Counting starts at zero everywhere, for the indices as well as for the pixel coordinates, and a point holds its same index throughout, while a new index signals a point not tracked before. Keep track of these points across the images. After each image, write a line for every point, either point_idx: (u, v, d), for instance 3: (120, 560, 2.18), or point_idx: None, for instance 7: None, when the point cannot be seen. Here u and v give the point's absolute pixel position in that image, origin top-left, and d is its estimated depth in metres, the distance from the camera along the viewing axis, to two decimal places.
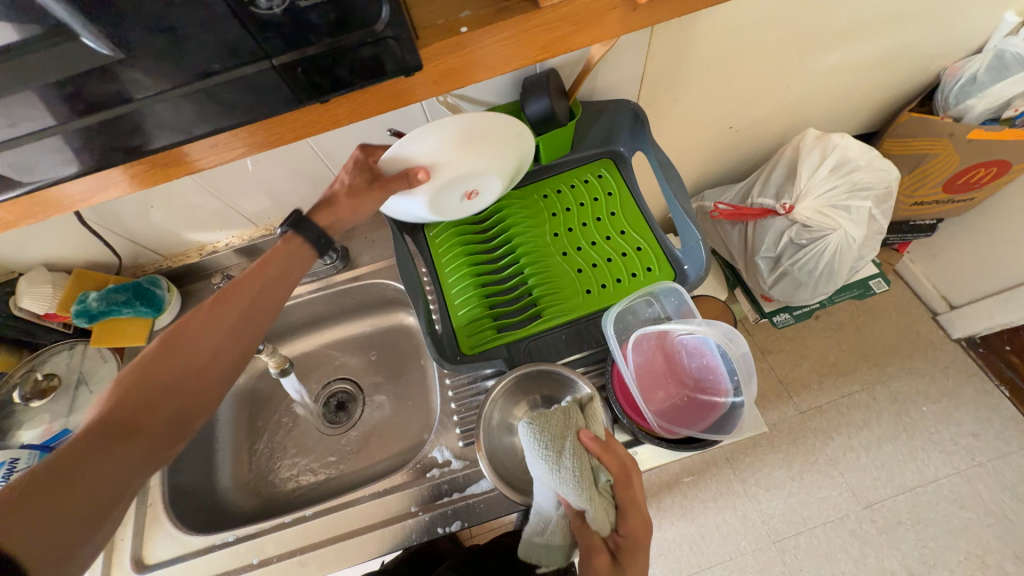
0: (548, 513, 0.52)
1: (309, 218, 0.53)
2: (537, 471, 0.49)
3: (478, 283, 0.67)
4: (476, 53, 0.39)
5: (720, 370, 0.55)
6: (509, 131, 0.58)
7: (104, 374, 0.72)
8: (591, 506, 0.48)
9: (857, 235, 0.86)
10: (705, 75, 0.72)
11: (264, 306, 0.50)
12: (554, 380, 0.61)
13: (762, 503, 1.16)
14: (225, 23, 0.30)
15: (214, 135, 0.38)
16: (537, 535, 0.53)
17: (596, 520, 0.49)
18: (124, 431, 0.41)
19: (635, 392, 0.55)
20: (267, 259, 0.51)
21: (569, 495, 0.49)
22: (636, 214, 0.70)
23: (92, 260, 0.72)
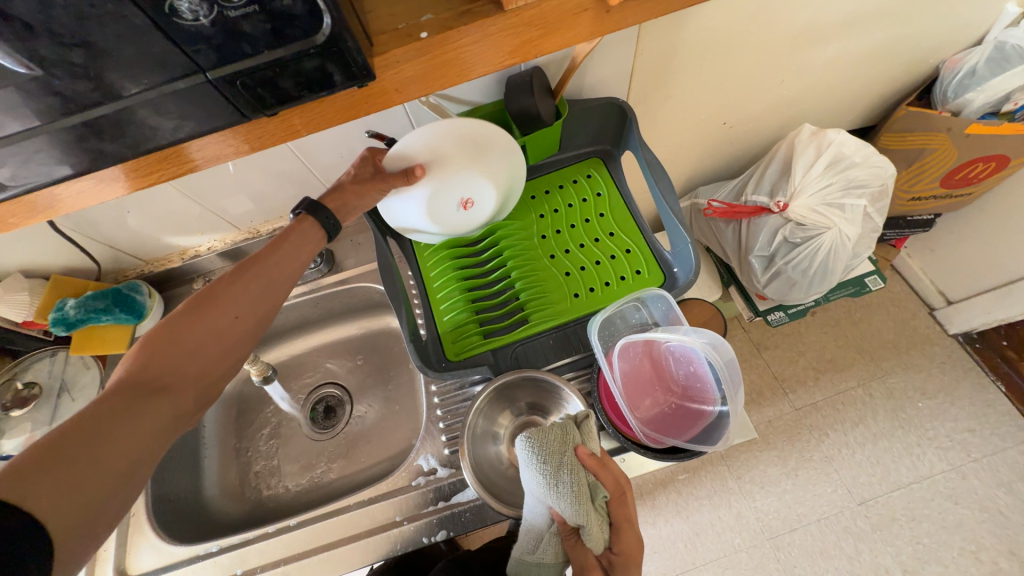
0: (541, 531, 0.50)
1: (323, 203, 0.51)
2: (534, 485, 0.48)
3: (464, 288, 0.66)
4: (436, 59, 0.37)
5: (707, 378, 0.54)
6: (503, 143, 0.59)
7: (87, 382, 0.71)
8: (587, 524, 0.47)
9: (852, 233, 0.84)
10: (694, 71, 0.70)
11: (285, 276, 0.48)
12: (542, 389, 0.61)
13: (757, 501, 1.16)
14: (148, 35, 0.28)
15: (164, 147, 0.36)
16: (527, 553, 0.51)
17: (592, 539, 0.47)
18: (146, 392, 0.39)
19: (619, 400, 0.54)
20: (288, 229, 0.50)
21: (566, 512, 0.47)
22: (625, 215, 0.68)
23: (69, 266, 0.71)
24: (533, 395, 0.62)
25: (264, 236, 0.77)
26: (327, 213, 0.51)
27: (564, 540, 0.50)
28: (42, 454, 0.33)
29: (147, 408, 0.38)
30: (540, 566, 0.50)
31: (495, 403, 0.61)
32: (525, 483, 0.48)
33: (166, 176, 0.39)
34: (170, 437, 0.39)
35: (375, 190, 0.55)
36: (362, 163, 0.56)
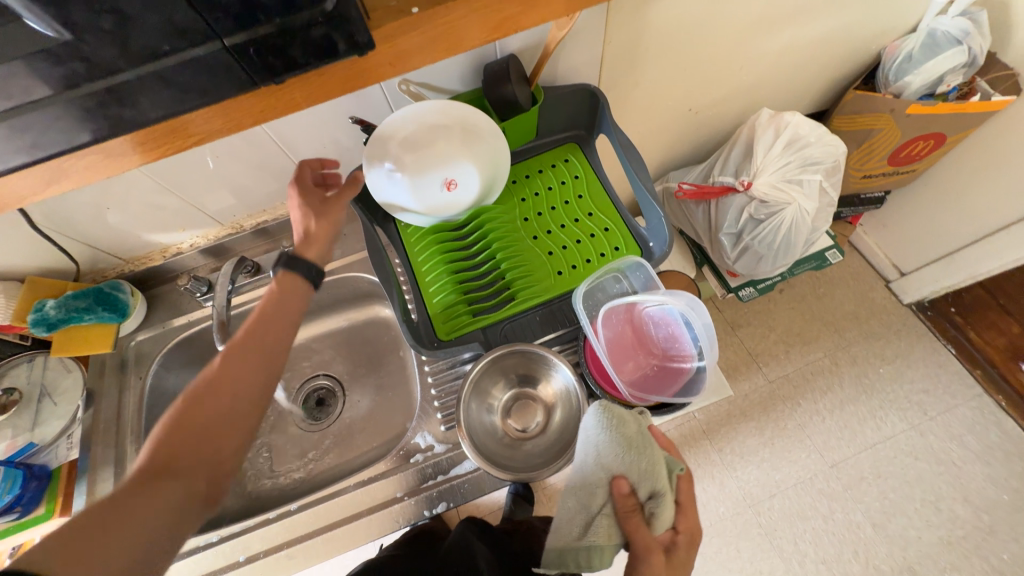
0: (600, 511, 0.53)
1: (302, 255, 0.51)
2: (608, 457, 0.53)
3: (452, 270, 0.68)
4: (427, 36, 0.40)
5: (684, 338, 0.58)
6: (488, 131, 0.62)
7: (69, 386, 0.70)
8: (659, 501, 0.52)
9: (811, 207, 0.90)
10: (661, 58, 0.74)
11: (281, 339, 0.48)
12: (534, 361, 0.63)
13: (737, 470, 1.22)
14: (173, 5, 0.30)
15: (169, 121, 0.38)
16: (580, 536, 0.53)
17: (660, 517, 0.52)
18: (158, 479, 0.40)
19: (605, 362, 0.57)
20: (275, 295, 0.49)
21: (640, 486, 0.53)
22: (603, 196, 0.72)
23: (46, 267, 0.69)
24: (522, 369, 0.65)
25: (247, 230, 0.78)
26: (312, 259, 0.52)
27: (620, 521, 0.53)
28: (56, 549, 0.35)
29: (155, 499, 0.39)
30: (595, 548, 0.52)
31: (488, 376, 0.63)
32: (598, 460, 0.53)
33: (169, 151, 0.42)
34: (179, 525, 0.40)
35: (342, 204, 0.56)
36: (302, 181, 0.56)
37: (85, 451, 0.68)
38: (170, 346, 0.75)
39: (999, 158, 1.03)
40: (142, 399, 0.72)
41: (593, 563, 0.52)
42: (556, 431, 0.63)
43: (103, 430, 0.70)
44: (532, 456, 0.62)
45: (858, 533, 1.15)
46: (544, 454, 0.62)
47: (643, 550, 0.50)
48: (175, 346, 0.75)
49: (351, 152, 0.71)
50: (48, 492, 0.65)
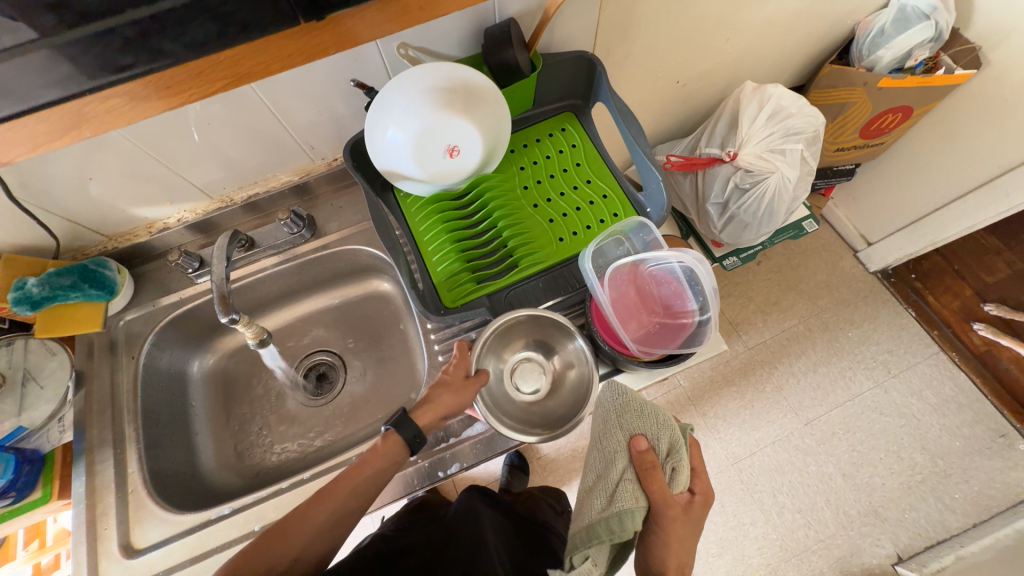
0: (625, 475, 0.54)
1: (414, 423, 0.57)
2: (631, 423, 0.57)
3: (455, 239, 0.69)
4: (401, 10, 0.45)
5: (688, 294, 0.60)
6: (490, 96, 0.61)
7: (53, 369, 0.67)
8: (677, 462, 0.56)
9: (792, 175, 0.94)
10: (653, 27, 0.75)
11: (358, 494, 0.55)
12: (546, 326, 0.65)
13: (721, 433, 1.30)
14: None
15: None
16: (609, 501, 0.54)
17: (679, 476, 0.56)
18: None
19: (614, 322, 0.58)
20: (392, 445, 0.57)
21: (661, 449, 0.57)
22: (601, 165, 0.74)
23: (23, 245, 0.66)
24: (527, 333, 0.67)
25: (238, 204, 0.76)
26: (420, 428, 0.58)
27: (645, 482, 0.54)
28: None
29: None
30: (626, 513, 0.52)
31: (499, 344, 0.66)
32: (620, 428, 0.57)
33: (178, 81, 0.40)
34: None
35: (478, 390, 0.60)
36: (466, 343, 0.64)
37: (79, 433, 0.65)
38: (162, 325, 0.73)
39: (957, 130, 1.10)
40: (136, 379, 0.69)
41: (627, 529, 0.51)
42: (573, 387, 0.65)
43: (96, 409, 0.67)
44: (543, 415, 0.65)
45: (829, 483, 1.24)
46: (556, 413, 0.64)
47: (664, 502, 0.54)
48: (167, 324, 0.73)
49: (346, 120, 0.69)
50: (43, 475, 0.63)
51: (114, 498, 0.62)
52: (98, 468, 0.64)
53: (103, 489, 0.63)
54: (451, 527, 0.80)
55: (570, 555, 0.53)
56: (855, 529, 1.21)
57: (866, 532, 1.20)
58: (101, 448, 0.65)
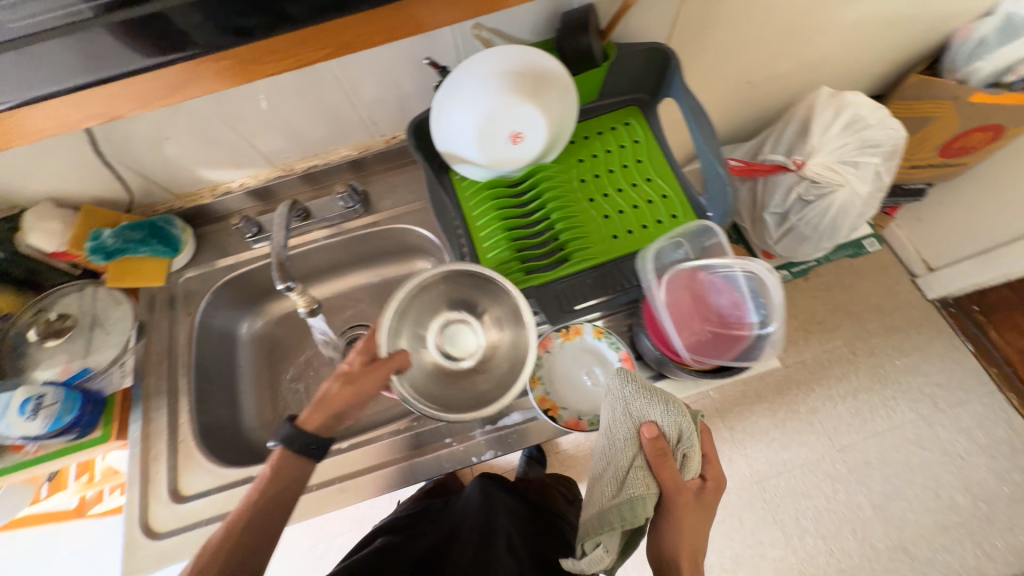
0: (635, 462, 0.52)
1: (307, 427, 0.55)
2: (639, 409, 0.54)
3: (507, 227, 0.68)
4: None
5: (748, 306, 0.57)
6: (561, 83, 0.59)
7: (119, 317, 0.71)
8: (690, 450, 0.54)
9: (863, 191, 0.89)
10: (733, 22, 0.71)
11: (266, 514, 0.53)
12: (464, 280, 0.62)
13: (746, 449, 1.26)
14: None
15: None
16: (618, 489, 0.52)
17: (692, 463, 0.54)
18: None
19: (669, 327, 0.55)
20: (284, 459, 0.55)
21: (675, 436, 0.53)
22: (663, 164, 0.71)
23: (100, 197, 0.69)
24: (571, 329, 0.66)
25: (298, 174, 0.77)
26: (318, 431, 0.56)
27: (655, 469, 0.52)
28: None
29: None
30: (637, 499, 0.51)
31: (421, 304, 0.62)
32: (626, 415, 0.55)
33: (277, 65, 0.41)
34: None
35: (383, 374, 0.56)
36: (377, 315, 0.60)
37: (138, 379, 0.69)
38: (218, 285, 0.75)
39: None
40: (193, 335, 0.72)
41: (638, 516, 0.51)
42: (499, 351, 0.61)
43: (155, 359, 0.71)
44: (479, 389, 0.59)
45: (858, 514, 1.19)
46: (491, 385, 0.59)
47: (675, 488, 0.52)
48: (223, 285, 0.76)
49: (410, 98, 0.69)
50: (104, 415, 0.67)
51: (165, 445, 0.65)
52: (153, 415, 0.67)
53: (157, 434, 0.66)
54: (461, 517, 0.81)
55: (581, 541, 0.53)
56: (881, 563, 1.16)
57: (893, 568, 1.15)
58: (156, 396, 0.69)
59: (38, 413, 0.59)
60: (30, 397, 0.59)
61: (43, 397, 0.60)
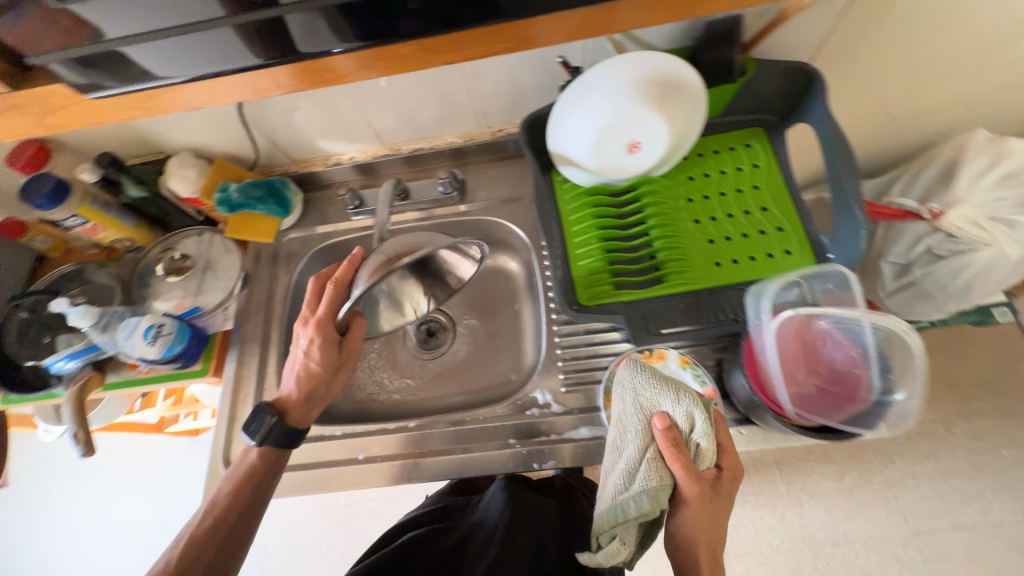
0: (645, 453, 0.49)
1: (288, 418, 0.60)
2: (647, 401, 0.52)
3: (603, 237, 0.66)
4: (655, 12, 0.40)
5: (871, 367, 0.50)
6: (693, 95, 0.56)
7: (228, 264, 0.76)
8: (703, 440, 0.49)
9: (1015, 255, 0.78)
10: (891, 47, 0.65)
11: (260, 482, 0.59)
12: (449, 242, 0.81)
13: (803, 509, 1.02)
14: None
15: None
16: (629, 480, 0.49)
17: (708, 454, 0.49)
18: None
19: (775, 377, 0.50)
20: (265, 452, 0.59)
21: (687, 426, 0.49)
22: (783, 193, 0.66)
23: (230, 152, 0.75)
24: (655, 353, 0.62)
25: (403, 154, 0.80)
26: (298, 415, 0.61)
27: (667, 459, 0.48)
28: None
29: None
30: (648, 490, 0.47)
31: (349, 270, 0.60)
32: (636, 406, 0.52)
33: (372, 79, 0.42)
34: None
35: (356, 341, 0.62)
36: (330, 303, 0.59)
37: (237, 324, 0.75)
38: (316, 249, 0.80)
39: None
40: (288, 293, 0.77)
41: (651, 508, 0.47)
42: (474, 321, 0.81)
43: (254, 308, 0.76)
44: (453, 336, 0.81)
45: None
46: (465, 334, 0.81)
47: (689, 478, 0.48)
48: (321, 249, 0.80)
49: (525, 93, 0.69)
50: (204, 351, 0.72)
51: (252, 389, 0.71)
52: (245, 359, 0.73)
53: (246, 377, 0.72)
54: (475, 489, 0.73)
55: (596, 536, 0.51)
56: None
57: None
58: (250, 342, 0.74)
59: (157, 340, 0.65)
60: (151, 323, 0.65)
61: (162, 326, 0.65)
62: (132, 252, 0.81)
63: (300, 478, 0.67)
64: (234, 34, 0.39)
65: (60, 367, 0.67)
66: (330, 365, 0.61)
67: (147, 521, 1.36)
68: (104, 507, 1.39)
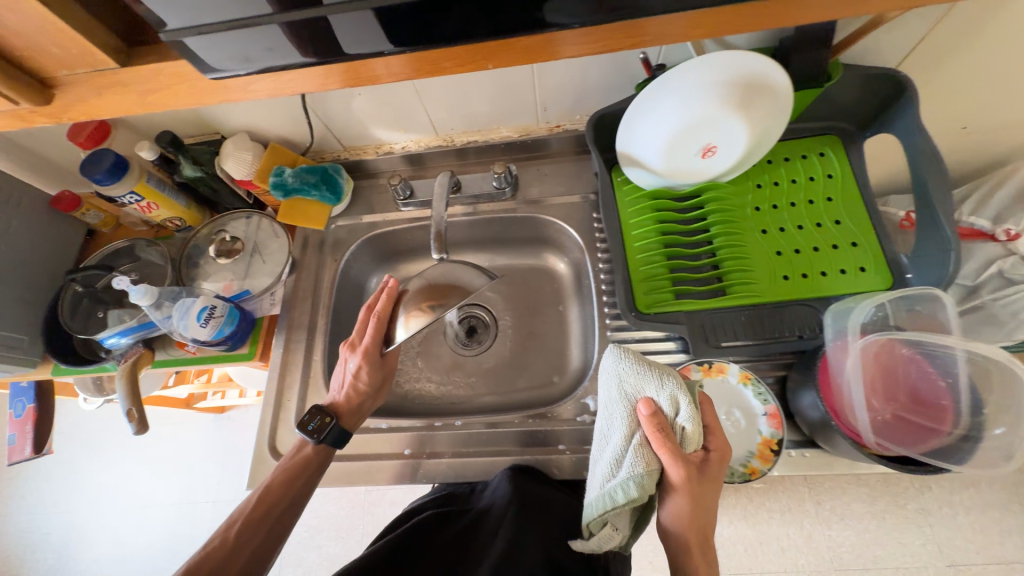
0: (630, 440, 0.46)
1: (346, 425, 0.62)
2: (632, 387, 0.49)
3: (664, 242, 0.64)
4: (697, 25, 0.34)
5: (958, 397, 0.47)
6: (775, 99, 0.53)
7: (275, 249, 0.76)
8: (688, 425, 0.46)
9: None
10: (986, 56, 0.61)
11: (313, 468, 0.59)
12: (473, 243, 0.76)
13: (833, 530, 1.02)
14: None
15: (546, 34, 0.34)
16: (614, 467, 0.47)
17: (695, 438, 0.46)
18: (228, 556, 0.53)
19: (855, 398, 0.48)
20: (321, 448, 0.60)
21: (674, 411, 0.46)
22: (858, 207, 0.63)
23: (284, 136, 0.75)
24: (715, 366, 0.60)
25: (456, 146, 0.78)
26: (347, 415, 0.63)
27: (652, 444, 0.46)
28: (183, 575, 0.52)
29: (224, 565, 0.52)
30: (632, 477, 0.44)
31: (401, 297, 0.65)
32: (620, 392, 0.50)
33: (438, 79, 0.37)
34: None
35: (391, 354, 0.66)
36: (377, 332, 0.63)
37: (284, 309, 0.75)
38: (364, 238, 0.79)
39: None
40: (336, 280, 0.77)
41: (637, 495, 0.44)
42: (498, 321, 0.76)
43: (301, 294, 0.76)
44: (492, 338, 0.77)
45: None
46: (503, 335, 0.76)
47: (674, 464, 0.45)
48: (368, 238, 0.80)
49: (590, 89, 0.67)
50: (251, 336, 0.72)
51: (299, 376, 0.71)
52: (292, 345, 0.73)
53: (293, 364, 0.72)
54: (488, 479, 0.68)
55: (587, 523, 0.48)
56: None
57: None
58: (297, 329, 0.74)
59: (210, 322, 0.64)
60: (206, 306, 0.64)
61: (214, 308, 0.65)
62: (181, 232, 0.81)
63: (344, 470, 0.66)
64: (291, 29, 0.31)
65: (113, 342, 0.68)
66: (375, 384, 0.64)
67: (172, 497, 1.38)
68: (131, 478, 1.42)
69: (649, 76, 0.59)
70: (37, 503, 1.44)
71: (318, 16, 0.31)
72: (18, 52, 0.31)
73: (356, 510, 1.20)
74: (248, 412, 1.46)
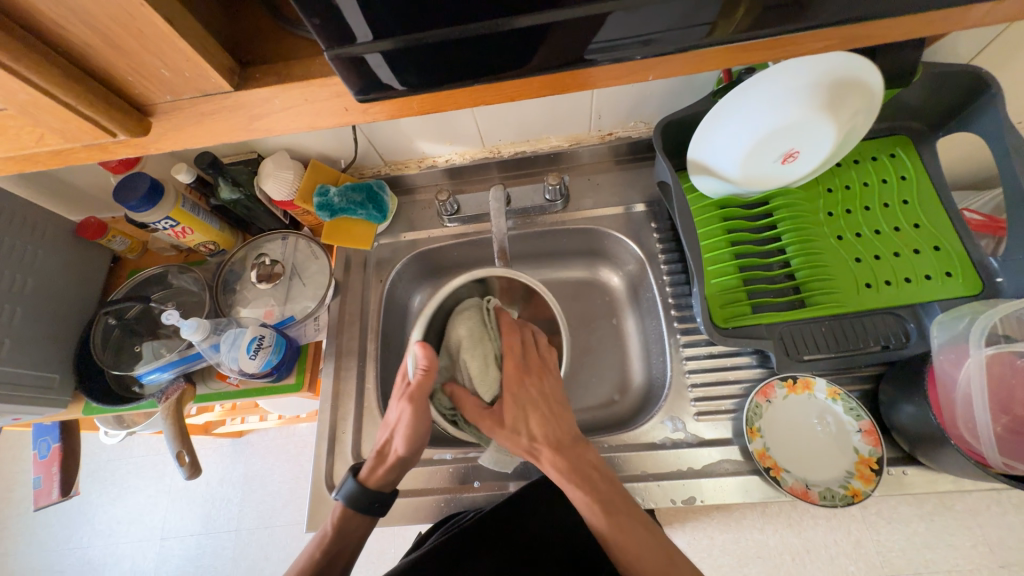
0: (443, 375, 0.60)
1: (369, 486, 0.56)
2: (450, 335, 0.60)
3: (736, 251, 0.62)
4: (793, 47, 0.30)
5: None
6: (861, 102, 0.51)
7: (315, 271, 0.72)
8: (469, 356, 0.58)
9: None
10: None
11: (357, 521, 0.57)
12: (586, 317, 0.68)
13: (881, 535, 0.82)
14: None
15: (654, 56, 0.30)
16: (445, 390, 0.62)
17: (472, 366, 0.58)
18: None
19: (976, 412, 0.46)
20: (345, 512, 0.57)
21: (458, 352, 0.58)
22: (936, 208, 0.60)
23: (325, 153, 0.72)
24: (801, 382, 0.58)
25: (504, 158, 0.75)
26: (377, 480, 0.57)
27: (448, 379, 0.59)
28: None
29: None
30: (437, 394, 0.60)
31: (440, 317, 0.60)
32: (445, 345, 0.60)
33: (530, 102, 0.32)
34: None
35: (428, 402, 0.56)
36: (420, 386, 0.55)
37: (330, 336, 0.71)
38: (410, 256, 0.76)
39: None
40: (383, 302, 0.74)
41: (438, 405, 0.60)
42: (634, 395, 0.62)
43: (348, 319, 0.72)
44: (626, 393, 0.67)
45: None
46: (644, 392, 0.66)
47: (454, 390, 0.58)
48: (415, 255, 0.76)
49: (650, 97, 0.65)
50: (297, 364, 0.69)
51: (352, 406, 0.67)
52: (342, 374, 0.69)
53: (344, 394, 0.68)
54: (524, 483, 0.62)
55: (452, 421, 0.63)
56: None
57: None
58: (347, 355, 0.70)
59: (259, 354, 0.61)
60: (254, 336, 0.60)
61: (262, 338, 0.61)
62: (214, 256, 0.77)
63: (404, 508, 0.62)
64: (375, 60, 0.27)
65: (153, 377, 0.64)
66: (413, 446, 0.57)
67: (189, 526, 1.33)
68: (146, 508, 1.36)
69: (727, 81, 0.57)
70: (49, 539, 1.38)
71: (356, 58, 0.26)
72: (120, 76, 0.28)
73: (386, 535, 1.10)
74: (267, 435, 1.40)
